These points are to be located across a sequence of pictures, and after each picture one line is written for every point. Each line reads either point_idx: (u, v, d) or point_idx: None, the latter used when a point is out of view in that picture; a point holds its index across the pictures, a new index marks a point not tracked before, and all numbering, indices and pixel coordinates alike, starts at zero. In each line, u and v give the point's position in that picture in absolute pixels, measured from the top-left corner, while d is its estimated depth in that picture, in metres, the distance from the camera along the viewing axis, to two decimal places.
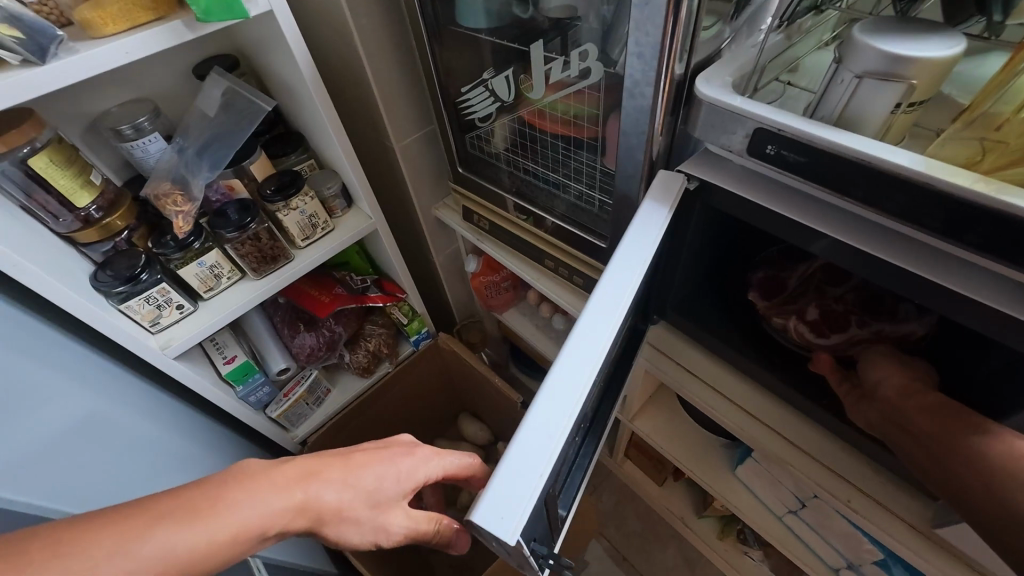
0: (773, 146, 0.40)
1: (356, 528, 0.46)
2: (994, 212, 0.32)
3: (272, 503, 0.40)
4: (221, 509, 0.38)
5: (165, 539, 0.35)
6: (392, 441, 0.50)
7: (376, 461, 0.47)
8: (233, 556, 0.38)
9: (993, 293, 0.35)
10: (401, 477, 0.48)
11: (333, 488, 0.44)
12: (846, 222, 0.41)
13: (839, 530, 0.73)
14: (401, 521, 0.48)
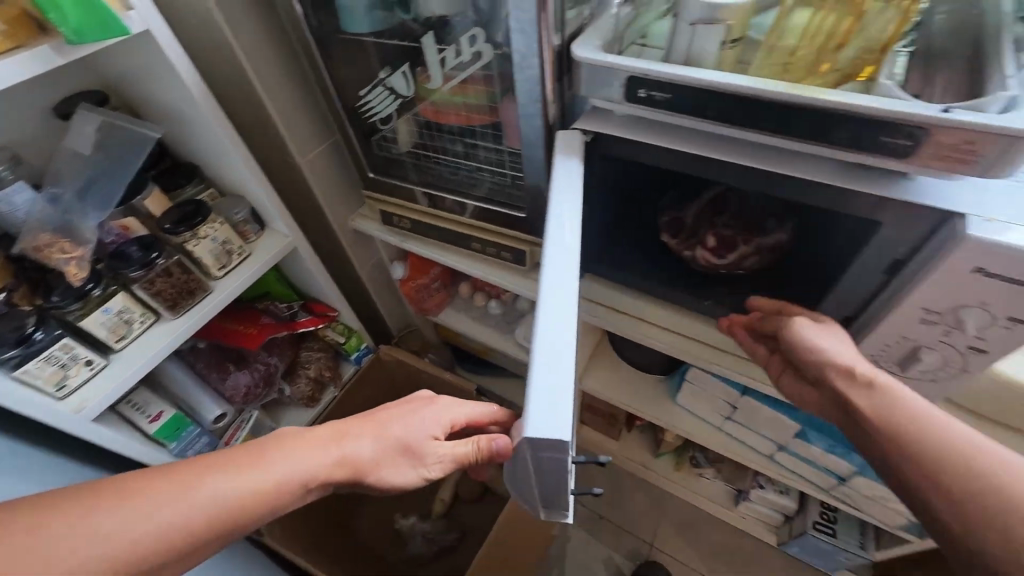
0: (644, 89, 0.49)
1: (387, 472, 0.48)
2: (804, 107, 0.42)
3: (290, 461, 0.44)
4: (243, 469, 0.42)
5: (186, 502, 0.40)
6: (412, 397, 0.52)
7: (400, 413, 0.50)
8: (276, 503, 0.42)
9: (818, 172, 0.47)
10: (416, 422, 0.49)
11: (351, 442, 0.46)
12: (711, 143, 0.51)
13: (764, 418, 0.86)
14: (434, 458, 0.49)
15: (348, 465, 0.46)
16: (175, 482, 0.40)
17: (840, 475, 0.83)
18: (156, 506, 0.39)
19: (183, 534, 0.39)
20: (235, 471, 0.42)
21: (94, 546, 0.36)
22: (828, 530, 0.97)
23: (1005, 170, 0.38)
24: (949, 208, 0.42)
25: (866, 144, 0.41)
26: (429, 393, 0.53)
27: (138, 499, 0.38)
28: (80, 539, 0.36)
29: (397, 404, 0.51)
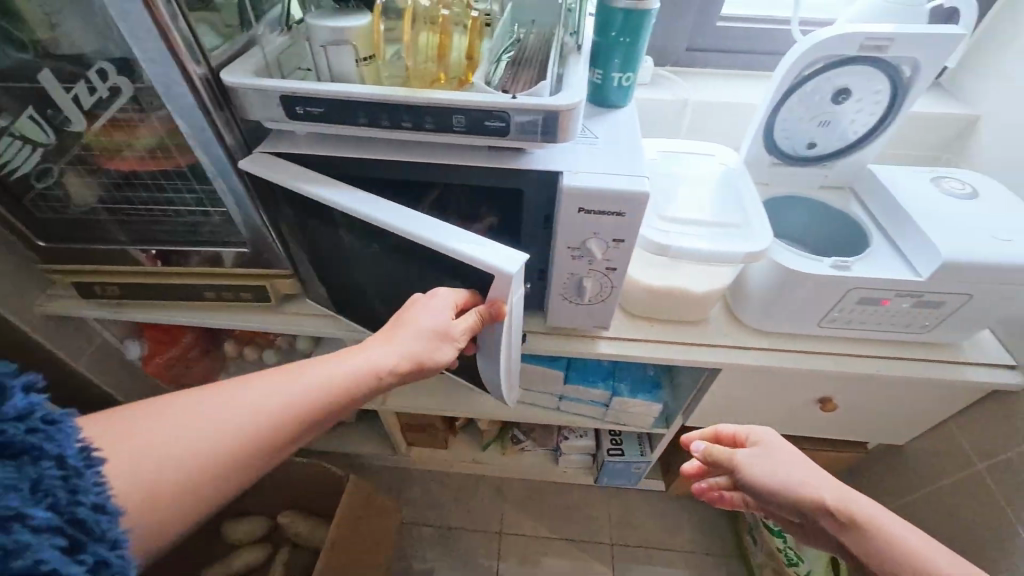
0: (300, 106, 0.53)
1: (398, 374, 0.55)
2: (427, 105, 0.51)
3: (334, 368, 0.52)
4: (278, 384, 0.49)
5: (264, 402, 0.48)
6: (413, 300, 0.57)
7: (416, 305, 0.57)
8: (260, 434, 0.47)
9: (466, 158, 0.57)
10: (388, 344, 0.54)
11: (359, 356, 0.53)
12: (381, 147, 0.58)
13: (538, 376, 0.99)
14: (461, 331, 0.55)
15: (366, 375, 0.53)
16: (246, 390, 0.48)
17: (603, 401, 1.01)
18: (214, 422, 0.45)
19: (274, 421, 0.47)
20: (286, 380, 0.50)
21: (185, 449, 0.43)
22: (618, 450, 1.16)
23: (566, 133, 0.52)
24: (552, 168, 0.56)
25: (478, 129, 0.52)
26: (434, 289, 0.57)
27: (223, 391, 0.47)
28: (159, 438, 0.43)
29: (408, 311, 0.57)
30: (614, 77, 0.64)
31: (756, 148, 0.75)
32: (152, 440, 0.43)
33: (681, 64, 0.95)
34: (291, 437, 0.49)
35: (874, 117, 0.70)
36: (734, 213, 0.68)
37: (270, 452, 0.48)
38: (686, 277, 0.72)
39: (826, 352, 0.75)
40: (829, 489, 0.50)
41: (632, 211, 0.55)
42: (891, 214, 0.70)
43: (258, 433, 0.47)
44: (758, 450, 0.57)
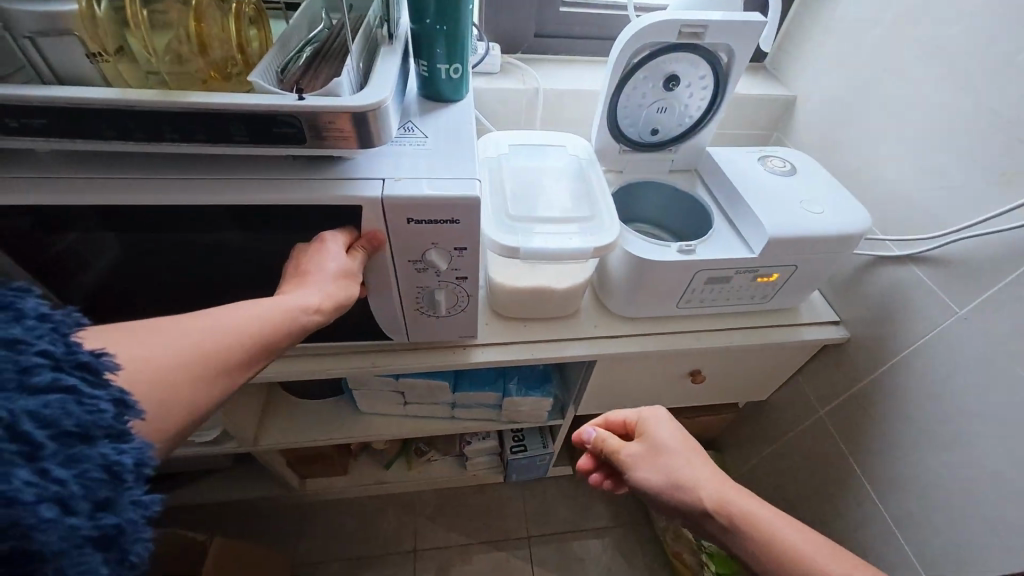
0: (9, 117, 0.40)
1: (325, 313, 0.47)
2: (188, 112, 0.41)
3: (240, 311, 0.41)
4: (167, 334, 0.37)
5: (148, 355, 0.35)
6: (313, 242, 0.49)
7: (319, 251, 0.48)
8: (234, 357, 0.40)
9: (266, 169, 0.48)
10: (310, 279, 0.46)
11: (265, 299, 0.43)
12: (151, 165, 0.47)
13: (424, 389, 0.94)
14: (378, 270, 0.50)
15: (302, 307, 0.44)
16: (123, 342, 0.35)
17: (495, 403, 0.99)
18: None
19: (246, 341, 0.41)
20: (174, 330, 0.38)
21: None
22: (520, 446, 1.15)
23: (377, 138, 0.46)
24: (371, 175, 0.49)
25: (262, 138, 0.43)
26: (319, 236, 0.49)
27: (139, 332, 0.36)
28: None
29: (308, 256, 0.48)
30: (441, 70, 0.59)
31: (604, 136, 0.75)
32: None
33: (532, 51, 0.92)
34: (218, 385, 0.39)
35: (704, 103, 0.73)
36: (585, 205, 0.66)
37: (175, 419, 0.36)
38: (547, 274, 0.70)
39: (687, 330, 0.78)
40: (712, 486, 0.49)
41: (467, 218, 0.51)
42: (727, 194, 0.73)
43: (152, 392, 0.35)
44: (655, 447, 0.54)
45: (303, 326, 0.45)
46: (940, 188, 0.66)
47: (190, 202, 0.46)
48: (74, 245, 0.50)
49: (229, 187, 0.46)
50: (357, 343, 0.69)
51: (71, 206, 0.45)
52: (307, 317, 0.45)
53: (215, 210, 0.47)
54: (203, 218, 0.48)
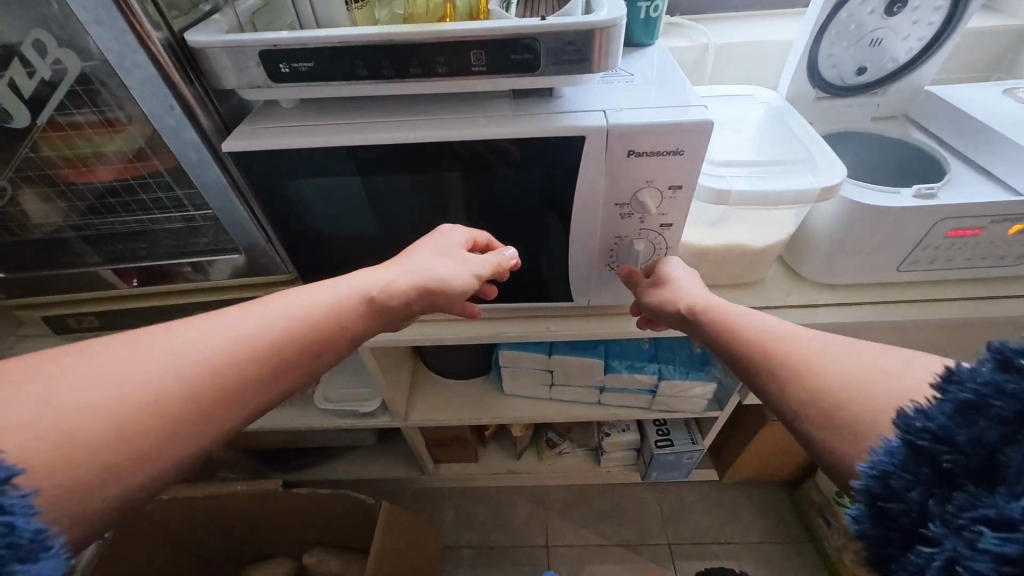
0: (284, 63, 0.44)
1: (411, 302, 0.48)
2: (437, 43, 0.42)
3: (328, 294, 0.44)
4: (246, 314, 0.41)
5: (237, 333, 0.39)
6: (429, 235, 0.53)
7: (419, 244, 0.51)
8: (276, 348, 0.40)
9: (487, 110, 0.49)
10: (399, 264, 0.47)
11: (351, 282, 0.46)
12: (384, 112, 0.49)
13: (576, 369, 0.90)
14: (457, 270, 0.49)
15: (384, 292, 0.46)
16: (224, 321, 0.40)
17: (650, 388, 0.92)
18: (188, 352, 0.37)
19: (288, 329, 0.41)
20: (266, 310, 0.42)
21: (141, 382, 0.35)
22: (666, 441, 1.06)
23: (608, 61, 0.43)
24: (587, 108, 0.47)
25: (500, 66, 0.43)
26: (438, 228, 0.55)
27: (191, 324, 0.39)
28: (93, 378, 0.34)
29: (410, 247, 0.51)
30: (640, 8, 0.56)
31: (800, 79, 0.67)
32: (97, 381, 0.34)
33: (692, 12, 0.87)
34: (258, 377, 0.39)
35: (930, 30, 0.63)
36: (792, 148, 0.59)
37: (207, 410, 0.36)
38: (742, 231, 0.63)
39: (908, 299, 0.66)
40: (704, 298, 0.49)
41: (693, 146, 0.46)
42: (965, 133, 0.62)
43: (235, 367, 0.38)
44: (662, 290, 0.53)
45: (383, 314, 0.46)
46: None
47: (418, 140, 0.47)
48: (309, 194, 0.54)
49: (459, 126, 0.47)
50: (533, 307, 0.67)
51: (316, 150, 0.48)
52: (389, 304, 0.46)
53: (441, 147, 0.48)
54: (426, 157, 0.49)
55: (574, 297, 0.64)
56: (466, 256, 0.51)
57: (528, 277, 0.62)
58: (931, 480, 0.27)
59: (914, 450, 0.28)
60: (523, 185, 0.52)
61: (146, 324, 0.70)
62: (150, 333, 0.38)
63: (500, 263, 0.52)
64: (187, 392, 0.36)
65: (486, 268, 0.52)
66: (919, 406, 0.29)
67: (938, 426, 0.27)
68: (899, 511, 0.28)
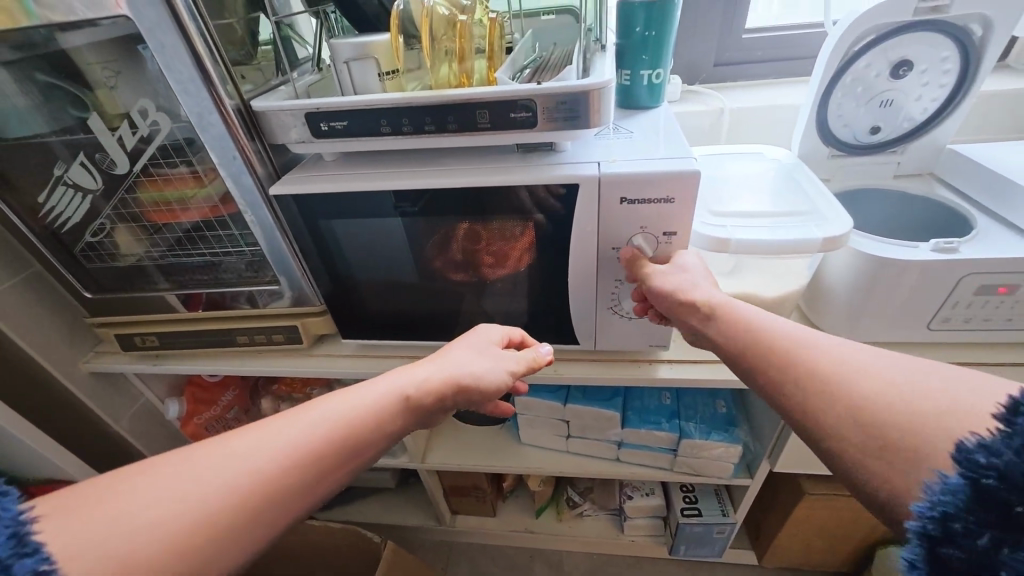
0: (324, 122, 0.52)
1: (448, 398, 0.49)
2: (449, 104, 0.49)
3: (368, 393, 0.46)
4: (292, 423, 0.42)
5: (280, 442, 0.41)
6: (466, 334, 0.56)
7: (457, 343, 0.54)
8: (322, 457, 0.41)
9: (495, 161, 0.55)
10: (438, 361, 0.50)
11: (388, 381, 0.47)
12: (406, 164, 0.57)
13: (593, 421, 0.88)
14: (496, 371, 0.51)
15: (422, 389, 0.47)
16: (273, 427, 0.42)
17: (671, 447, 0.87)
18: (240, 462, 0.39)
19: (332, 437, 0.42)
20: (309, 413, 0.43)
21: (201, 494, 0.36)
22: (693, 510, 0.99)
23: (599, 118, 0.48)
24: (582, 160, 0.52)
25: (502, 124, 0.49)
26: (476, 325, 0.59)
27: (238, 438, 0.40)
28: (152, 497, 0.35)
29: (450, 343, 0.54)
30: (643, 76, 0.62)
31: (812, 137, 0.68)
32: (166, 493, 0.36)
33: (711, 80, 0.93)
34: (300, 489, 0.40)
35: (943, 92, 0.63)
36: (799, 202, 0.60)
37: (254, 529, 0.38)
38: (754, 280, 0.63)
39: (947, 361, 0.61)
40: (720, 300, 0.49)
41: (684, 196, 0.49)
42: (993, 190, 0.60)
43: (282, 474, 0.39)
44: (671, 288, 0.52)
45: (421, 411, 0.48)
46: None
47: (431, 187, 0.54)
48: (340, 233, 0.61)
49: (468, 174, 0.53)
50: None
51: (345, 193, 0.56)
52: (426, 401, 0.47)
53: (452, 193, 0.54)
54: (440, 202, 0.55)
55: (580, 339, 0.65)
56: (500, 356, 0.53)
57: (534, 317, 0.64)
58: (998, 523, 0.28)
59: (978, 489, 0.29)
60: (527, 229, 0.56)
61: (196, 348, 0.79)
62: (213, 442, 0.40)
63: (536, 359, 0.54)
64: (241, 500, 0.37)
65: (521, 365, 0.54)
66: (980, 440, 0.31)
67: (1004, 465, 0.29)
68: (962, 556, 0.29)
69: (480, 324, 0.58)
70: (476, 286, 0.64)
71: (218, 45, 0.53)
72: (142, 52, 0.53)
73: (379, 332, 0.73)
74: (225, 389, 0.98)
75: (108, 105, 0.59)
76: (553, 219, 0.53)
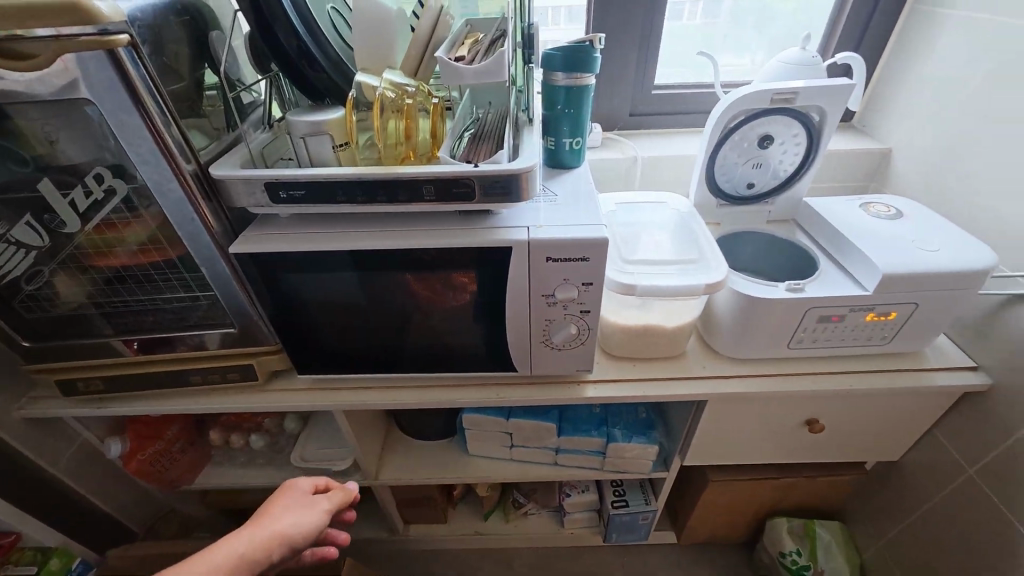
0: (283, 190, 0.58)
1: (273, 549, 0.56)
2: (399, 180, 0.56)
3: (201, 563, 0.51)
4: None
5: None
6: (278, 492, 0.64)
7: (273, 503, 0.62)
8: None
9: (440, 223, 0.63)
10: (258, 524, 0.58)
11: (219, 549, 0.53)
12: (359, 223, 0.64)
13: (533, 432, 0.98)
14: (319, 521, 0.62)
15: (250, 549, 0.54)
16: None
17: (600, 450, 1.00)
18: None
19: None
20: None
21: None
22: (621, 502, 1.13)
23: (528, 192, 0.58)
24: (517, 224, 0.62)
25: (444, 196, 0.58)
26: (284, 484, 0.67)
27: None
28: None
29: (268, 503, 0.62)
30: (565, 143, 0.72)
31: (704, 191, 0.83)
32: None
33: (628, 127, 1.07)
34: None
35: (798, 156, 0.79)
36: (690, 250, 0.73)
37: None
38: (657, 314, 0.77)
39: (803, 371, 0.77)
40: None
41: (597, 256, 0.60)
42: (832, 240, 0.76)
43: None
44: None
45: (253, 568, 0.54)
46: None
47: (384, 247, 0.61)
48: (297, 281, 0.66)
49: (416, 236, 0.61)
50: (485, 376, 0.78)
51: (300, 252, 0.62)
52: (257, 559, 0.55)
53: (402, 252, 0.61)
54: (392, 258, 0.62)
55: (517, 367, 0.75)
56: (313, 502, 0.64)
57: (478, 349, 0.74)
58: None
59: None
60: (469, 280, 0.65)
61: (144, 389, 0.80)
62: None
63: (344, 493, 0.67)
64: None
65: (335, 502, 0.65)
66: None
67: None
68: None
69: (286, 482, 0.67)
70: (425, 323, 0.72)
71: (175, 118, 0.56)
72: (87, 110, 0.53)
73: (332, 367, 0.78)
74: (170, 424, 0.97)
75: (54, 163, 0.60)
76: (491, 271, 0.63)
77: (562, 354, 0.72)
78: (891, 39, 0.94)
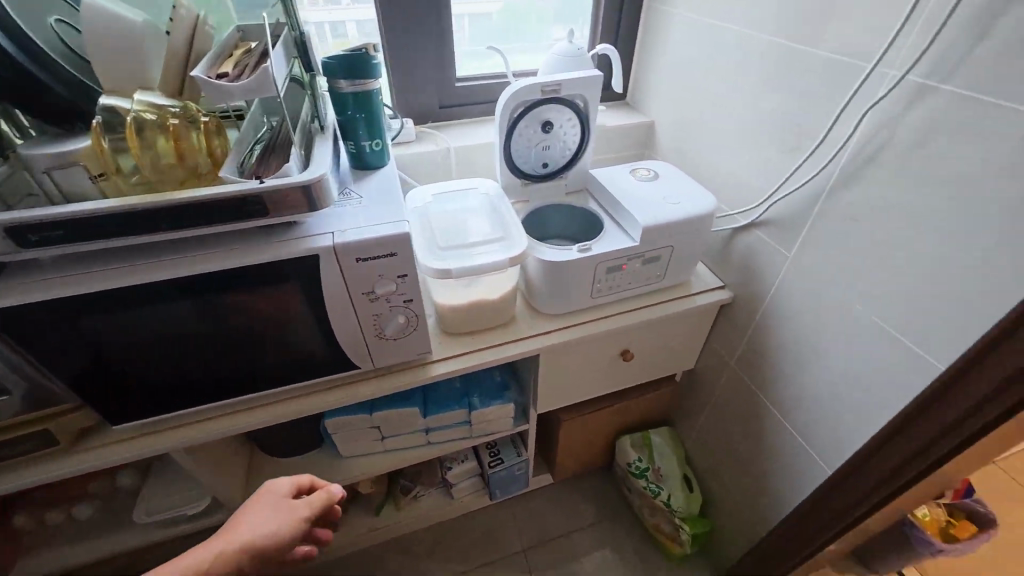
0: (33, 233, 0.52)
1: (275, 539, 0.63)
2: (176, 205, 0.55)
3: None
4: None
5: None
6: (255, 497, 0.67)
7: (249, 508, 0.66)
8: None
9: (240, 241, 0.62)
10: (227, 534, 0.61)
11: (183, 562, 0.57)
12: (144, 255, 0.60)
13: (399, 420, 1.03)
14: (297, 517, 0.66)
15: (214, 562, 0.58)
16: None
17: (466, 419, 1.09)
18: None
19: None
20: None
21: None
22: (498, 461, 1.25)
23: (323, 200, 0.61)
24: (322, 231, 0.64)
25: (234, 216, 0.58)
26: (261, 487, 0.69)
27: None
28: None
29: (240, 513, 0.65)
30: (364, 145, 0.75)
31: (507, 174, 0.93)
32: None
33: (440, 120, 1.13)
34: None
35: (577, 135, 0.93)
36: (498, 228, 0.83)
37: None
38: (482, 289, 0.87)
39: (606, 313, 0.95)
40: None
41: (403, 250, 0.66)
42: (612, 204, 0.92)
43: None
44: None
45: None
46: (749, 167, 0.90)
47: (178, 275, 0.59)
48: (81, 327, 0.60)
49: (214, 258, 0.60)
50: (330, 379, 0.80)
51: (113, 289, 0.57)
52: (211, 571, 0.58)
53: (200, 277, 0.60)
54: (191, 284, 0.60)
55: (359, 365, 0.79)
56: (293, 503, 0.68)
57: (315, 356, 0.75)
58: None
59: None
60: (284, 291, 0.66)
61: None
62: None
63: (318, 504, 0.69)
64: None
65: (315, 504, 0.68)
66: None
67: None
68: None
69: (265, 484, 0.69)
70: (251, 342, 0.71)
71: None
72: None
73: (154, 408, 0.73)
74: None
75: None
76: (305, 280, 0.65)
77: (399, 343, 0.78)
78: (639, 31, 1.14)
